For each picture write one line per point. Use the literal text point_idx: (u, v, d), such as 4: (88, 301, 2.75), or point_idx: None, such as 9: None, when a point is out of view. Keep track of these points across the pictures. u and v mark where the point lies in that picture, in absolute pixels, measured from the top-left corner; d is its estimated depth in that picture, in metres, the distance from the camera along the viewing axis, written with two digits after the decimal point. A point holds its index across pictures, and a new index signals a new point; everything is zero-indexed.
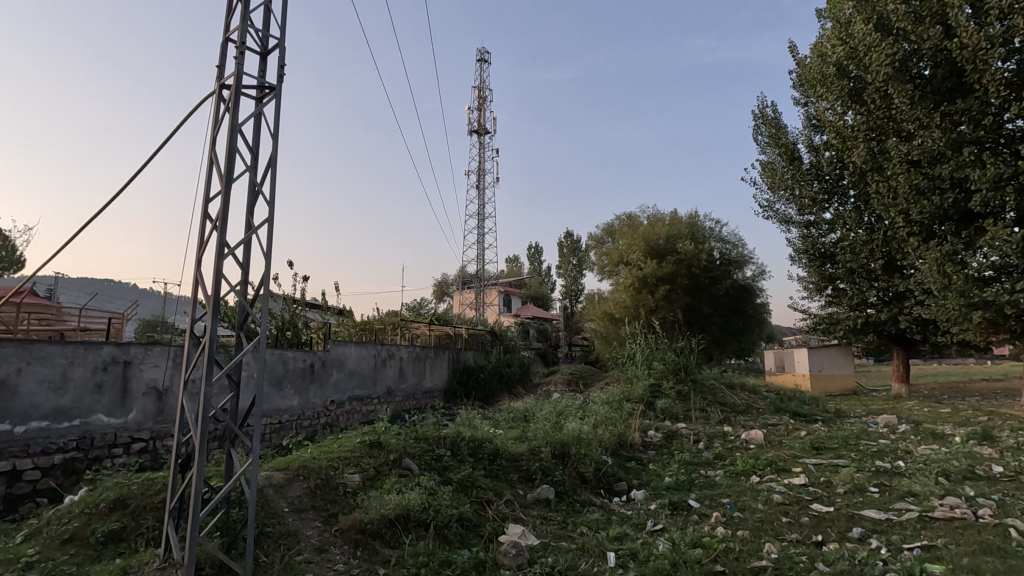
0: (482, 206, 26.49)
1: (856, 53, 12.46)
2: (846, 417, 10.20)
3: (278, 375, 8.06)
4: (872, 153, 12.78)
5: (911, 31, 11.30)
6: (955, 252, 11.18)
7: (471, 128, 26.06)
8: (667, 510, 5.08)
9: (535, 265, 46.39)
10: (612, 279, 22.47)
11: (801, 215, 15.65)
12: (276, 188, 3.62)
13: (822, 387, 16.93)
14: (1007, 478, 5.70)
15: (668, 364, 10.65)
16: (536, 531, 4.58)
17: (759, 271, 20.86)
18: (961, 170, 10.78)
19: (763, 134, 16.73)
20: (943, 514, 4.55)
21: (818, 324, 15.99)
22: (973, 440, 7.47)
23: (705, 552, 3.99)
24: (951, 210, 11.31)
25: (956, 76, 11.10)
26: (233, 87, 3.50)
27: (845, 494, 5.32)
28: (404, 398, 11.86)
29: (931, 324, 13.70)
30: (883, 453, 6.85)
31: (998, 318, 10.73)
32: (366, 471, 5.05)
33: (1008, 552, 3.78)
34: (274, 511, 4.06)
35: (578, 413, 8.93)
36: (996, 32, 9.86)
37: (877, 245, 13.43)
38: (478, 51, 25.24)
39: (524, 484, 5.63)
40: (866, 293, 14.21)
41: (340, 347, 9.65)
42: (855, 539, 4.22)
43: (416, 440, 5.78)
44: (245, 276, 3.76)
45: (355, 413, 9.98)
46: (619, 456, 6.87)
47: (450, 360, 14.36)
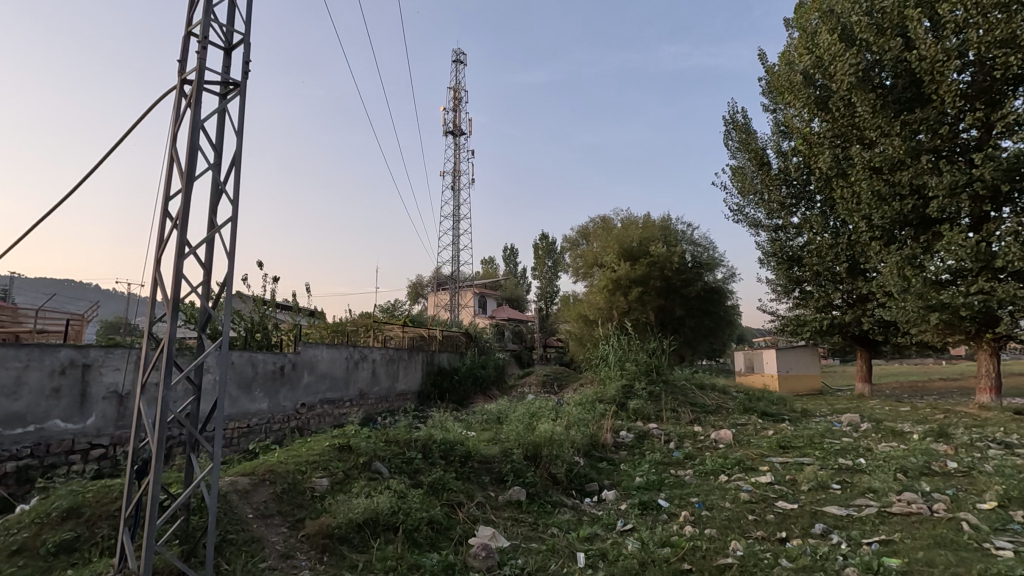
0: (458, 207, 26.45)
1: (822, 63, 12.80)
2: (812, 416, 10.45)
3: (247, 378, 7.86)
4: (837, 160, 13.14)
5: (873, 42, 11.70)
6: (914, 257, 11.58)
7: (446, 128, 26.04)
8: (637, 510, 5.13)
9: (510, 267, 46.52)
10: (587, 281, 22.68)
11: (770, 219, 16.01)
12: (240, 186, 3.55)
13: (790, 387, 17.36)
14: (961, 473, 5.93)
15: (640, 364, 10.79)
16: (507, 532, 4.57)
17: (730, 274, 21.25)
18: (920, 177, 11.22)
19: (733, 139, 17.10)
20: (900, 509, 4.70)
21: (786, 326, 16.36)
22: (930, 437, 7.77)
23: (673, 551, 4.03)
24: (910, 215, 11.72)
25: (915, 86, 11.54)
26: (194, 82, 3.41)
27: (809, 492, 5.45)
28: (377, 401, 11.75)
29: (892, 325, 14.15)
30: (846, 450, 7.06)
31: (955, 320, 11.12)
32: (335, 475, 4.99)
33: (959, 545, 3.92)
34: (238, 518, 3.97)
35: (550, 414, 8.96)
36: (952, 46, 10.30)
37: (841, 249, 13.84)
38: (454, 52, 25.24)
39: (496, 485, 5.63)
40: (831, 294, 14.59)
41: (311, 349, 9.49)
42: (817, 535, 4.33)
43: (386, 443, 5.73)
44: (208, 276, 3.68)
45: (326, 416, 9.83)
46: (591, 457, 6.92)
47: (424, 361, 14.26)
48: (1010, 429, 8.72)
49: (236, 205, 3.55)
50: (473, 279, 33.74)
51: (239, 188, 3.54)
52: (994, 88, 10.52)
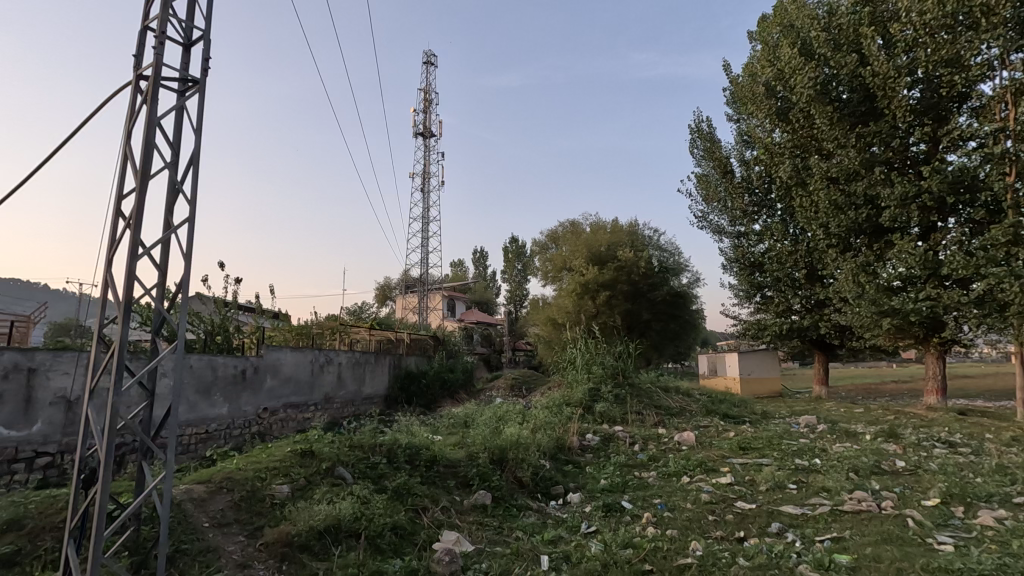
0: (427, 209, 26.33)
1: (783, 75, 13.24)
2: (771, 418, 10.76)
3: (207, 382, 7.64)
4: (796, 169, 13.56)
5: (830, 57, 12.18)
6: (868, 264, 12.04)
7: (417, 130, 25.92)
8: (601, 512, 5.19)
9: (480, 270, 46.54)
10: (555, 285, 22.86)
11: (733, 226, 16.42)
12: (199, 186, 3.46)
13: (751, 390, 17.85)
14: (909, 472, 6.20)
15: (606, 368, 10.90)
16: (471, 536, 4.55)
17: (695, 279, 21.72)
18: (873, 188, 11.71)
19: (698, 147, 17.51)
20: (852, 507, 4.89)
21: (748, 330, 16.77)
22: (881, 438, 8.10)
23: (635, 552, 4.10)
24: (865, 224, 12.21)
25: (869, 101, 12.05)
26: (151, 77, 3.31)
27: (766, 492, 5.61)
28: (342, 405, 11.57)
29: (847, 330, 14.69)
30: (802, 451, 7.29)
31: (905, 324, 11.61)
32: (296, 482, 4.89)
33: (904, 540, 4.10)
34: (192, 527, 3.87)
35: (517, 418, 8.95)
36: (902, 63, 10.82)
37: (800, 255, 14.31)
38: (424, 53, 25.18)
39: (461, 489, 5.60)
40: (790, 300, 15.07)
41: (275, 352, 9.28)
42: (774, 534, 4.45)
43: (350, 448, 5.65)
44: (163, 278, 3.57)
45: (289, 421, 9.61)
46: (556, 460, 6.98)
47: (391, 364, 14.11)
48: (954, 429, 9.17)
49: (194, 205, 3.47)
50: (442, 281, 33.61)
51: (197, 188, 3.45)
52: (940, 105, 11.13)
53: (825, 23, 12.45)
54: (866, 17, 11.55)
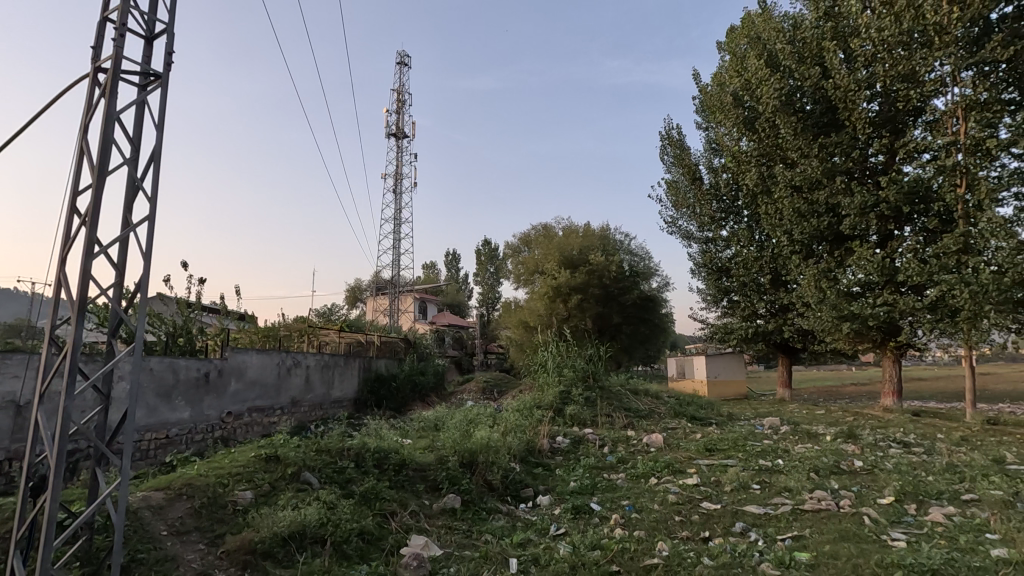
0: (399, 211, 26.14)
1: (750, 86, 13.60)
2: (736, 420, 11.02)
3: (167, 385, 7.40)
4: (762, 177, 13.93)
5: (795, 70, 12.57)
6: (829, 270, 12.44)
7: (389, 131, 25.73)
8: (570, 514, 5.22)
9: (452, 272, 46.40)
10: (527, 288, 22.95)
11: (702, 232, 16.76)
12: (160, 183, 3.37)
13: (718, 392, 18.22)
14: (866, 471, 6.42)
15: (577, 370, 10.99)
16: (439, 541, 4.52)
17: (664, 283, 22.07)
18: (835, 197, 12.12)
19: (668, 154, 17.82)
20: (812, 506, 5.04)
21: (715, 334, 17.12)
22: (840, 438, 8.38)
23: (603, 553, 4.13)
24: (826, 231, 12.61)
25: (831, 112, 12.47)
26: (110, 70, 3.20)
27: (731, 492, 5.74)
28: (310, 409, 11.36)
29: (810, 334, 15.14)
30: (766, 452, 7.48)
31: (863, 329, 12.04)
32: (259, 488, 4.77)
33: (860, 538, 4.24)
34: (149, 536, 3.74)
35: (489, 421, 8.95)
36: (862, 77, 11.26)
37: (765, 261, 14.70)
38: (397, 53, 25.04)
39: (430, 493, 5.55)
40: (756, 304, 15.46)
41: (240, 354, 9.05)
42: (738, 533, 4.56)
43: (317, 453, 5.56)
44: (120, 277, 3.45)
45: (254, 426, 9.37)
46: (526, 462, 6.99)
47: (361, 367, 13.92)
48: (908, 430, 9.55)
49: (155, 202, 3.37)
50: (414, 283, 33.39)
51: (157, 185, 3.36)
52: (897, 119, 11.60)
53: (790, 36, 12.86)
54: (828, 32, 11.98)
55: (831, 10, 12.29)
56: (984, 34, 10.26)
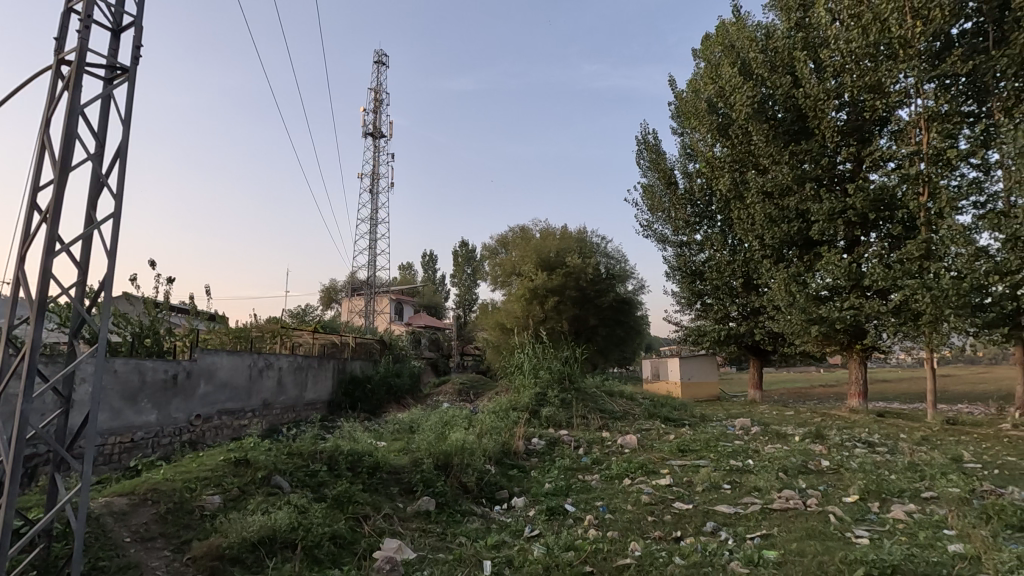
0: (375, 211, 25.90)
1: (724, 93, 13.87)
2: (709, 421, 11.20)
3: (133, 388, 7.19)
4: (735, 183, 14.21)
5: (767, 78, 12.85)
6: (799, 274, 12.73)
7: (366, 130, 25.50)
8: (544, 515, 5.23)
9: (429, 273, 46.16)
10: (504, 290, 22.96)
11: (676, 235, 17.01)
12: (125, 180, 3.28)
13: (691, 393, 18.48)
14: (832, 471, 6.59)
15: (553, 372, 11.03)
16: (413, 544, 4.48)
17: (640, 286, 22.32)
18: (804, 203, 12.43)
19: (644, 158, 18.04)
20: (780, 505, 5.15)
21: (688, 336, 17.38)
22: (809, 439, 8.59)
23: (577, 554, 4.15)
24: (796, 236, 12.92)
25: (801, 121, 12.80)
26: (74, 63, 3.11)
27: (703, 492, 5.83)
28: (283, 411, 11.16)
29: (780, 336, 15.48)
30: (737, 452, 7.62)
31: (831, 331, 12.36)
32: (228, 492, 4.67)
33: (826, 535, 4.35)
34: (112, 543, 3.63)
35: (464, 423, 8.91)
36: (831, 87, 11.59)
37: (737, 265, 14.99)
38: (375, 52, 24.84)
39: (404, 496, 5.51)
40: (728, 307, 15.76)
41: (209, 356, 8.86)
42: (708, 533, 4.63)
43: (288, 457, 5.47)
44: (83, 276, 3.35)
45: (224, 429, 9.17)
46: (502, 464, 6.99)
47: (335, 369, 13.74)
48: (873, 430, 9.85)
49: (120, 200, 3.29)
50: (390, 284, 33.09)
51: (123, 182, 3.28)
52: (864, 128, 11.96)
53: (763, 45, 13.17)
54: (799, 42, 12.30)
55: (802, 21, 12.62)
56: (945, 49, 10.66)
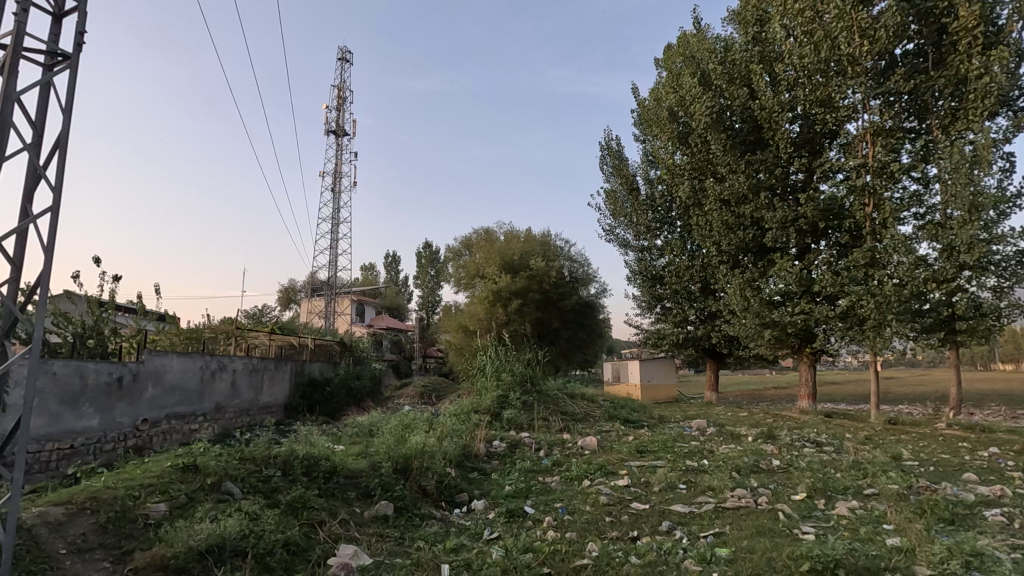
0: (337, 210, 25.46)
1: (685, 102, 14.25)
2: (667, 422, 11.42)
3: (74, 391, 6.83)
4: (694, 190, 14.59)
5: (726, 89, 13.27)
6: (753, 280, 13.15)
7: (328, 127, 25.04)
8: (504, 518, 5.23)
9: (391, 274, 45.65)
10: (468, 292, 22.89)
11: (638, 240, 17.32)
12: (65, 171, 3.13)
13: (651, 396, 18.63)
14: (782, 470, 6.83)
15: (515, 375, 11.06)
16: (370, 549, 4.40)
17: (602, 289, 22.63)
18: (759, 211, 12.89)
19: (607, 163, 18.32)
20: (733, 504, 5.30)
21: (648, 339, 17.73)
22: (761, 439, 8.89)
23: (534, 556, 4.16)
24: (751, 243, 13.36)
25: (757, 131, 13.26)
26: (9, 47, 2.95)
27: (659, 492, 5.95)
28: (236, 415, 10.79)
29: (735, 340, 15.95)
30: (693, 453, 7.81)
31: (783, 335, 12.82)
32: (175, 499, 4.49)
33: (775, 532, 4.51)
34: (45, 555, 3.43)
35: (424, 426, 8.83)
36: (785, 100, 12.07)
37: (696, 270, 15.39)
38: (339, 49, 24.46)
39: (362, 501, 5.41)
40: (687, 311, 16.14)
41: (158, 358, 8.51)
42: (664, 532, 4.73)
43: (240, 462, 5.30)
44: (15, 272, 3.16)
45: (173, 434, 8.80)
46: (462, 467, 6.95)
47: (292, 371, 13.40)
48: (821, 430, 10.27)
49: (59, 193, 3.13)
50: (352, 285, 32.53)
51: (62, 173, 3.12)
52: (815, 140, 12.47)
53: (722, 57, 13.60)
54: (755, 56, 12.76)
55: (758, 35, 13.10)
56: (889, 68, 11.24)
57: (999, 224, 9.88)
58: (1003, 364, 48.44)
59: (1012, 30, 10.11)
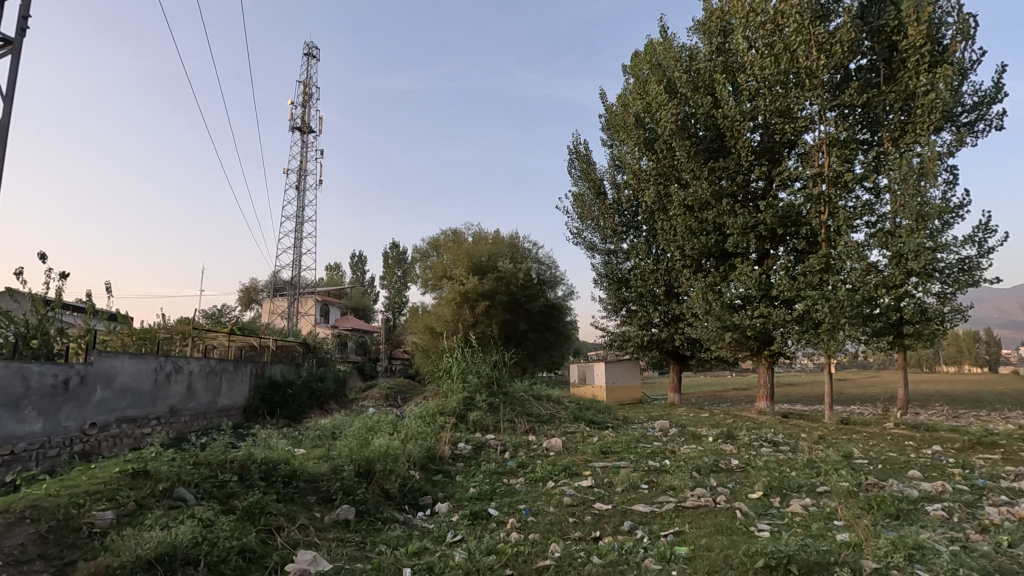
0: (302, 209, 24.95)
1: (651, 109, 14.51)
2: (631, 423, 11.60)
3: (16, 394, 6.49)
4: (660, 196, 14.86)
5: (690, 97, 13.59)
6: (715, 284, 13.48)
7: (293, 124, 24.52)
8: (467, 520, 5.20)
9: (357, 275, 44.97)
10: (435, 293, 22.73)
11: (604, 244, 17.53)
12: None
13: (615, 397, 18.99)
14: (740, 469, 7.02)
15: (482, 377, 11.04)
16: (330, 554, 4.32)
17: (569, 291, 22.81)
18: (721, 217, 13.23)
19: (575, 167, 18.49)
20: (693, 503, 5.41)
21: (614, 341, 17.96)
22: (721, 439, 9.12)
23: (497, 558, 4.16)
24: (713, 248, 13.70)
25: (719, 139, 13.62)
26: None
27: (622, 492, 6.03)
28: (192, 418, 10.43)
29: (698, 342, 16.30)
30: (655, 453, 7.95)
31: (743, 338, 13.18)
32: (123, 507, 4.31)
33: (732, 530, 4.62)
34: None
35: (389, 428, 8.72)
36: (746, 110, 12.43)
37: (660, 273, 15.68)
38: (306, 44, 24.00)
39: (322, 505, 5.30)
40: (651, 314, 16.43)
41: (108, 359, 8.16)
42: (625, 531, 4.79)
43: (194, 467, 5.12)
44: None
45: (124, 438, 8.43)
46: (426, 470, 6.88)
47: (252, 373, 13.04)
48: (778, 430, 10.60)
49: None
50: (316, 285, 31.89)
51: None
52: (774, 149, 12.88)
53: (687, 66, 13.93)
54: (719, 65, 13.11)
55: (722, 46, 13.45)
56: (844, 81, 11.71)
57: (943, 233, 10.40)
58: (947, 367, 50.95)
59: (955, 50, 10.70)
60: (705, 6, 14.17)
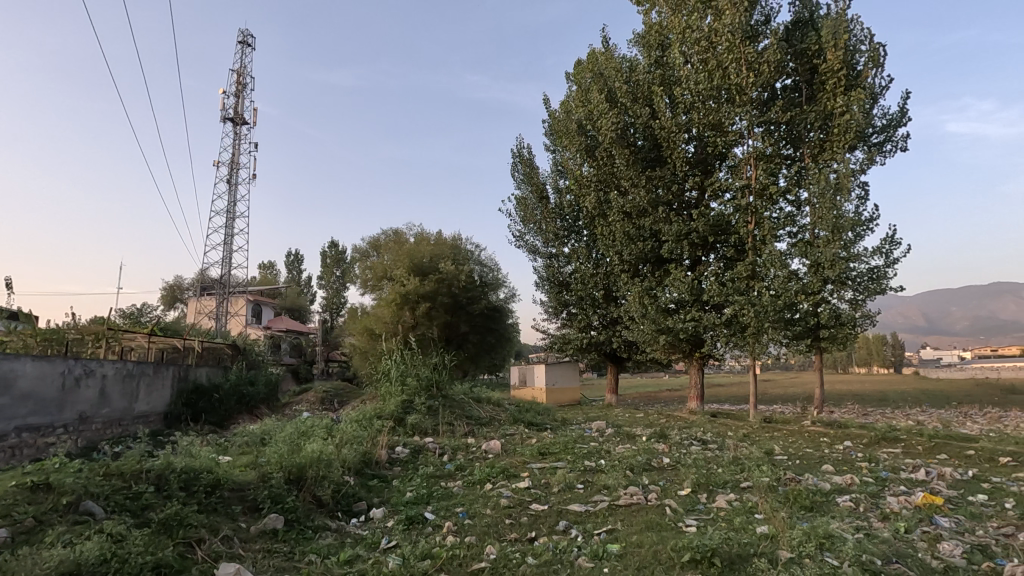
0: (233, 204, 23.76)
1: (592, 116, 14.87)
2: (569, 424, 11.79)
3: None
4: (600, 202, 15.22)
5: (630, 107, 14.00)
6: (651, 288, 13.92)
7: (225, 114, 23.33)
8: (402, 525, 5.11)
9: (293, 274, 43.33)
10: (375, 293, 22.24)
11: (546, 247, 17.76)
12: None
13: (554, 399, 19.28)
14: (671, 467, 7.28)
15: (421, 379, 10.89)
16: (254, 566, 4.12)
17: (511, 294, 22.93)
18: (657, 224, 13.70)
19: (519, 171, 18.63)
20: (626, 501, 5.57)
21: (554, 344, 18.20)
22: (654, 438, 9.43)
23: (432, 562, 4.11)
24: (649, 253, 14.17)
25: (657, 149, 14.13)
26: None
27: (557, 492, 6.12)
28: (104, 426, 9.67)
29: (634, 345, 16.77)
30: (591, 453, 8.11)
31: (676, 340, 13.69)
32: (19, 524, 3.94)
33: (662, 526, 4.79)
34: None
35: (323, 433, 8.43)
36: (682, 122, 12.98)
37: (599, 277, 16.05)
38: (239, 31, 22.93)
39: (248, 515, 5.06)
40: (590, 317, 16.78)
41: (7, 362, 7.47)
42: (560, 531, 4.86)
43: (104, 478, 4.76)
44: None
45: (25, 449, 7.72)
46: (361, 475, 6.72)
47: (175, 377, 12.26)
48: (707, 429, 11.09)
49: None
50: (248, 284, 30.43)
51: None
52: (707, 160, 13.49)
53: (627, 76, 14.36)
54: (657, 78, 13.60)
55: (660, 59, 13.97)
56: (771, 99, 12.41)
57: (856, 244, 11.24)
58: (859, 368, 54.94)
59: (867, 76, 11.60)
60: (645, 20, 14.65)
